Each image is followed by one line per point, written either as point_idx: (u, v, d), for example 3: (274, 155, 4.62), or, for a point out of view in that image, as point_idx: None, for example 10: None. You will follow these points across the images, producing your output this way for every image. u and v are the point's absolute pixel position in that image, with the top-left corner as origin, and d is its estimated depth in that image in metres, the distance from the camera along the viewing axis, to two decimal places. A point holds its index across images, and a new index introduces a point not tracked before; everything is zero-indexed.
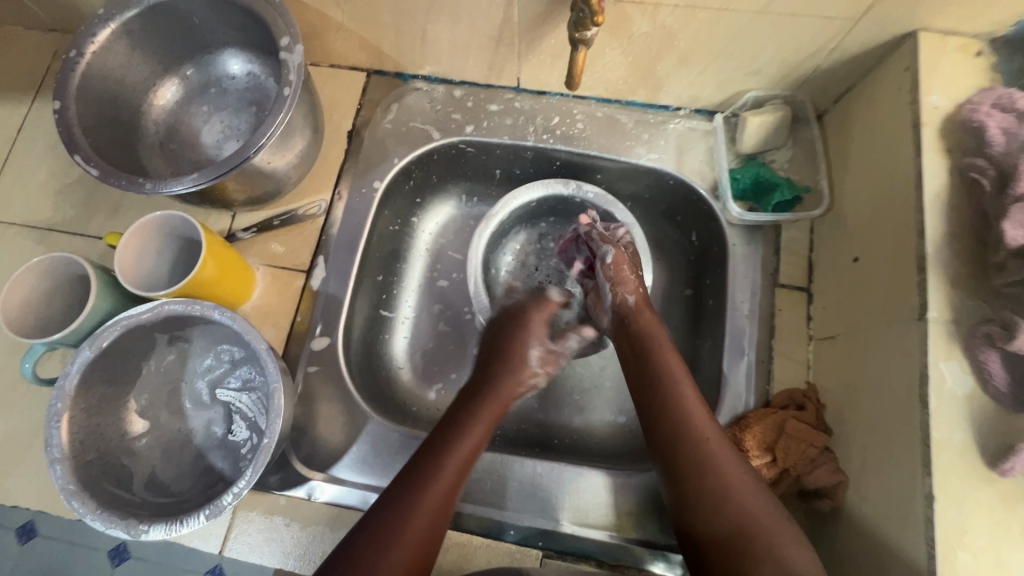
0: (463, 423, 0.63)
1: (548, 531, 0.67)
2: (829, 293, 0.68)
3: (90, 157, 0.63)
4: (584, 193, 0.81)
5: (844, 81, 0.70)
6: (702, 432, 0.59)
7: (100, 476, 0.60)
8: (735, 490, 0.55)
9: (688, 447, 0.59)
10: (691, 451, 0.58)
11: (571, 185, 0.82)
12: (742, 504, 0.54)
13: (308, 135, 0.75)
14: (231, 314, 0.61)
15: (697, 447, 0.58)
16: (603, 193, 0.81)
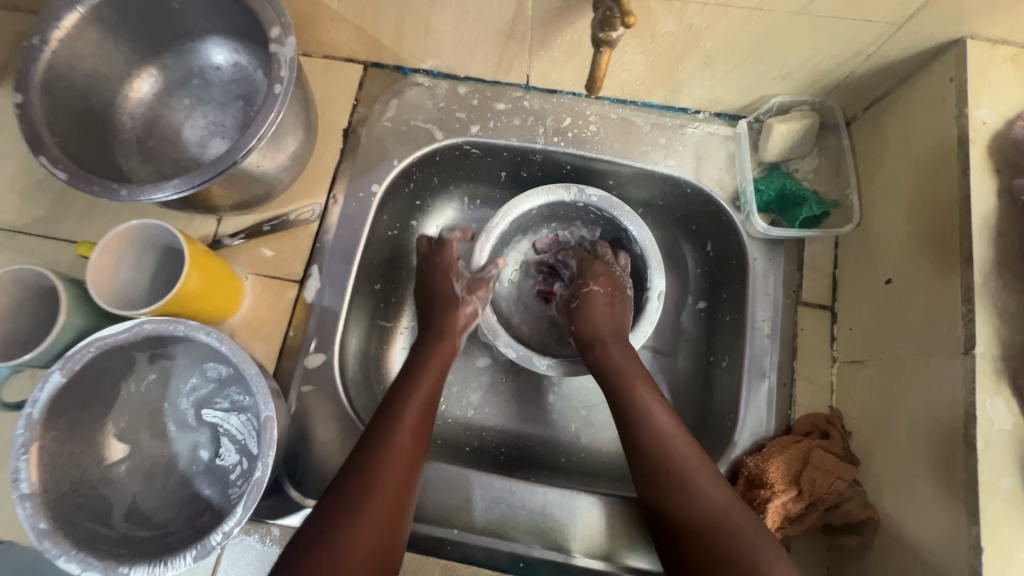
0: (404, 406, 0.61)
1: (560, 564, 0.62)
2: (855, 314, 0.65)
3: (58, 159, 0.56)
4: (586, 197, 0.76)
5: (877, 88, 0.66)
6: (663, 433, 0.60)
7: (75, 511, 0.55)
8: (702, 493, 0.55)
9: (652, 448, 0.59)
10: (655, 453, 0.59)
11: (574, 189, 0.77)
12: (712, 506, 0.54)
13: (301, 134, 0.69)
14: (219, 335, 0.55)
15: (659, 450, 0.59)
16: (606, 195, 0.76)
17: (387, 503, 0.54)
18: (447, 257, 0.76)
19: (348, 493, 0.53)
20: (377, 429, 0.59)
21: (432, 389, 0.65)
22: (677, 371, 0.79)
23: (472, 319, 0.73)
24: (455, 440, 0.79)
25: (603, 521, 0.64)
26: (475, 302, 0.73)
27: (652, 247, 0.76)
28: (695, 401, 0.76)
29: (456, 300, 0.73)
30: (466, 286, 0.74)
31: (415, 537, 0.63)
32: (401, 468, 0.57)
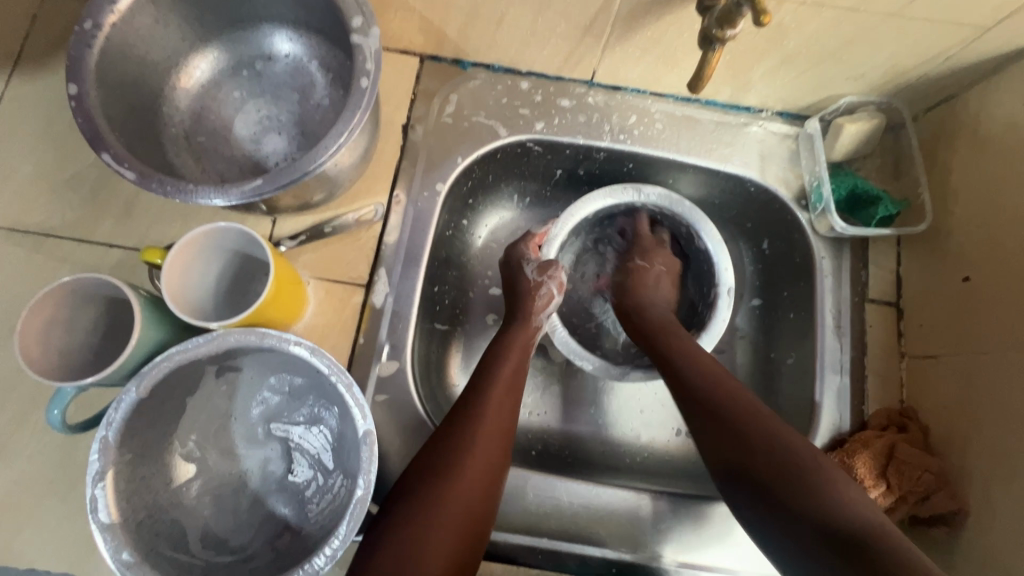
0: (481, 413, 0.58)
1: (651, 567, 0.63)
2: (925, 310, 0.67)
3: (123, 156, 0.51)
4: (646, 195, 0.74)
5: (946, 90, 0.67)
6: (711, 376, 0.59)
7: (154, 539, 0.51)
8: (758, 429, 0.53)
9: (705, 398, 0.57)
10: (708, 400, 0.57)
11: (631, 189, 0.75)
12: (766, 430, 0.53)
13: (369, 131, 0.66)
14: (313, 348, 0.53)
15: (709, 389, 0.58)
16: (665, 193, 0.74)
17: (458, 505, 0.52)
18: (517, 249, 0.74)
19: (418, 491, 0.52)
20: (453, 430, 0.57)
21: (511, 387, 0.62)
22: (737, 368, 0.80)
23: (550, 304, 0.70)
24: (520, 444, 0.77)
25: (688, 523, 0.64)
26: (549, 284, 0.71)
27: (715, 239, 0.73)
28: (758, 399, 0.77)
29: (529, 286, 0.71)
30: (535, 268, 0.72)
31: (506, 547, 0.62)
32: (476, 472, 0.55)
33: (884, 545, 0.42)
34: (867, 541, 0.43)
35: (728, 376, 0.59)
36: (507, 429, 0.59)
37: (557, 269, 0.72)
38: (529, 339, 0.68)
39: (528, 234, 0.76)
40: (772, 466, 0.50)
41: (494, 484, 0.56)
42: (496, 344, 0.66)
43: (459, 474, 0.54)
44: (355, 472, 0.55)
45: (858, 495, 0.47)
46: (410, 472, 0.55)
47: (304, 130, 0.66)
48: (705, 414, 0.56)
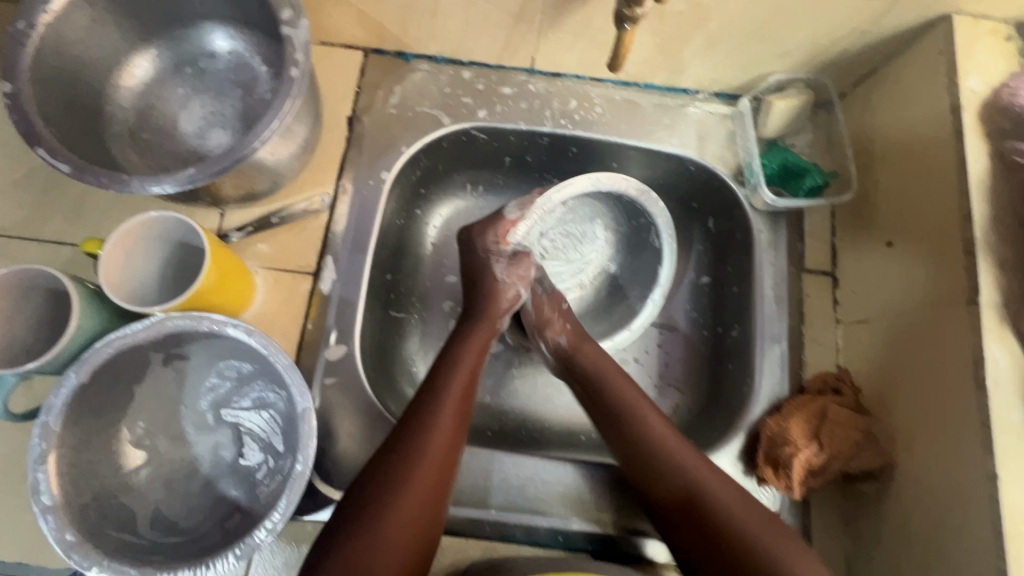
0: (436, 419, 0.57)
1: (597, 535, 0.64)
2: (858, 277, 0.69)
3: (57, 150, 0.53)
4: (625, 186, 0.73)
5: (867, 65, 0.70)
6: (660, 442, 0.60)
7: (101, 521, 0.52)
8: (718, 513, 0.55)
9: (644, 458, 0.60)
10: (648, 458, 0.59)
11: (612, 178, 0.72)
12: (730, 518, 0.54)
13: (310, 123, 0.67)
14: (249, 329, 0.54)
15: (661, 461, 0.59)
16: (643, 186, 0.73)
17: (409, 515, 0.52)
18: (485, 236, 0.71)
19: (369, 497, 0.52)
20: (408, 431, 0.56)
21: (469, 386, 0.62)
22: (686, 344, 0.81)
23: (515, 304, 0.70)
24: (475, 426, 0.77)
25: (632, 489, 0.66)
26: (516, 285, 0.70)
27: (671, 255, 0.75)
28: (707, 372, 0.79)
29: (498, 287, 0.69)
30: (506, 268, 0.70)
31: (455, 521, 0.63)
32: (428, 481, 0.54)
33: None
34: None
35: (656, 418, 0.62)
36: (459, 439, 0.58)
37: (525, 265, 0.71)
38: (489, 340, 0.67)
39: (498, 219, 0.71)
40: (718, 533, 0.54)
41: (446, 491, 0.55)
42: (456, 341, 0.65)
43: (412, 482, 0.53)
44: (296, 450, 0.56)
45: (804, 564, 0.51)
46: (363, 475, 0.54)
47: (248, 125, 0.68)
48: (649, 476, 0.59)
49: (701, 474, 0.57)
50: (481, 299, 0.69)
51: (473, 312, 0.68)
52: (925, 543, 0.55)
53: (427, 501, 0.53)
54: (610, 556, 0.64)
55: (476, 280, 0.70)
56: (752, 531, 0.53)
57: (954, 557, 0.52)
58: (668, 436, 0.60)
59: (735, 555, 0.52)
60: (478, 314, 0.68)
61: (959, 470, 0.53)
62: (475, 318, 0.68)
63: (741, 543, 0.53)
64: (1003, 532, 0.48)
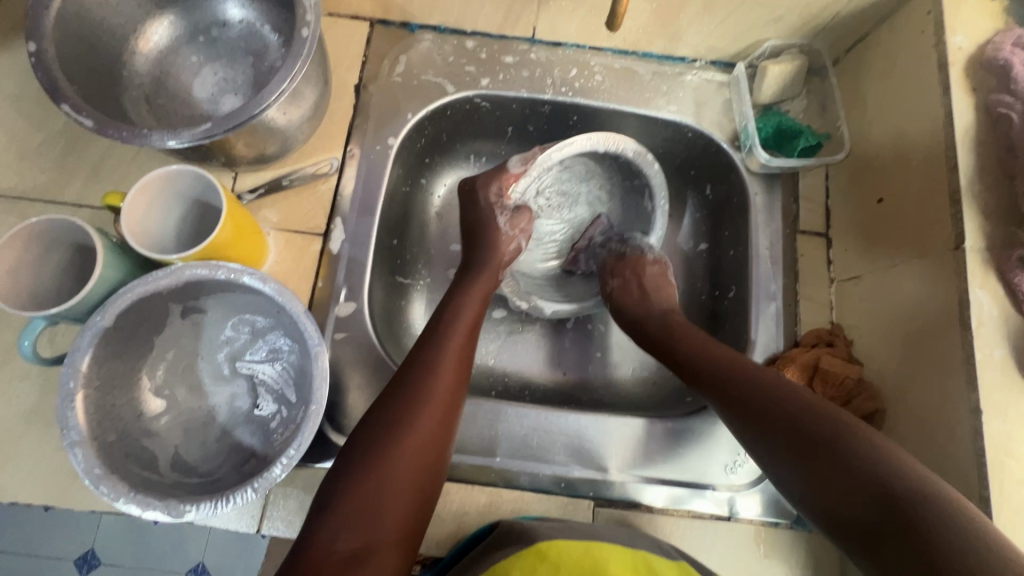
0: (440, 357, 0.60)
1: (598, 481, 0.67)
2: (849, 235, 0.72)
3: (80, 106, 0.55)
4: (623, 149, 0.74)
5: (859, 29, 0.72)
6: (711, 357, 0.60)
7: (125, 459, 0.55)
8: (776, 398, 0.52)
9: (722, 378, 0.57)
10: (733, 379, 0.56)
11: (608, 141, 0.74)
12: (791, 408, 0.50)
13: (320, 88, 0.70)
14: (264, 277, 0.57)
15: (719, 372, 0.58)
16: (642, 149, 0.75)
17: (414, 452, 0.54)
18: (488, 188, 0.74)
19: (376, 435, 0.54)
20: (409, 375, 0.59)
21: (468, 336, 0.64)
22: (685, 306, 0.84)
23: (514, 256, 0.74)
24: (480, 385, 0.79)
25: (632, 440, 0.68)
26: (518, 237, 0.74)
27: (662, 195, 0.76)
28: (705, 333, 0.81)
29: (500, 236, 0.73)
30: (507, 220, 0.74)
31: (461, 469, 0.66)
32: (432, 420, 0.56)
33: (927, 502, 0.40)
34: (900, 512, 0.40)
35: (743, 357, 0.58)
36: (463, 375, 0.61)
37: (525, 219, 0.75)
38: (489, 290, 0.70)
39: (501, 171, 0.74)
40: (794, 440, 0.48)
41: (449, 430, 0.57)
42: (454, 295, 0.68)
43: (416, 421, 0.55)
44: (309, 395, 0.59)
45: (887, 451, 0.44)
46: (370, 417, 0.56)
47: (259, 90, 0.70)
48: (728, 402, 0.55)
49: (788, 394, 0.51)
50: (482, 251, 0.72)
51: (473, 266, 0.71)
52: None
53: (432, 438, 0.55)
54: (611, 502, 0.66)
55: (478, 231, 0.73)
56: (825, 428, 0.47)
57: None
58: (712, 350, 0.60)
59: (814, 457, 0.46)
60: (478, 268, 0.71)
61: (943, 408, 0.55)
62: (474, 272, 0.70)
63: (818, 449, 0.46)
64: (986, 461, 0.50)
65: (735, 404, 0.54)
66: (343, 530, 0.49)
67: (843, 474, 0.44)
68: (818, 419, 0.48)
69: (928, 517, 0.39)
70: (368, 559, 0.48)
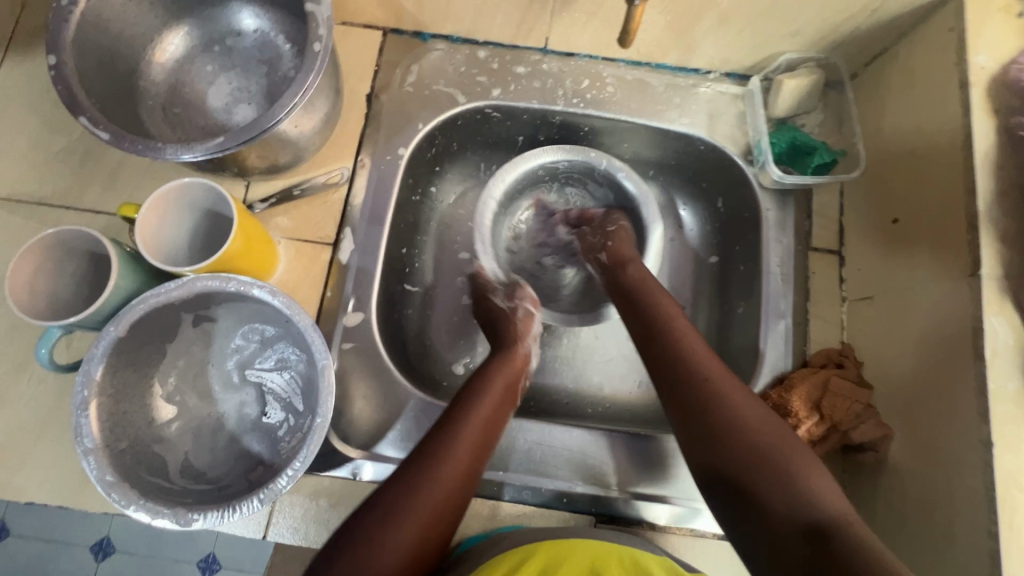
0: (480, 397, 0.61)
1: (600, 498, 0.67)
2: (863, 255, 0.70)
3: (98, 119, 0.56)
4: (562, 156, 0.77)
5: (878, 43, 0.71)
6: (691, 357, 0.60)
7: (136, 466, 0.56)
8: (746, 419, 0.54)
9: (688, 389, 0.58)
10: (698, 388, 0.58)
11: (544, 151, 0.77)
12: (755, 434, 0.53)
13: (332, 98, 0.70)
14: (273, 290, 0.58)
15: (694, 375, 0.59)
16: (582, 149, 0.77)
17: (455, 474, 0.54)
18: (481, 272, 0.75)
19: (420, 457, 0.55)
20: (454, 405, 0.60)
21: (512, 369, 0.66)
22: (693, 320, 0.83)
23: (530, 324, 0.72)
24: None
25: (633, 456, 0.68)
26: (523, 305, 0.73)
27: (633, 179, 0.77)
28: (713, 348, 0.80)
29: (501, 312, 0.72)
30: (504, 295, 0.74)
31: None
32: (471, 446, 0.57)
33: (849, 533, 0.45)
34: (825, 534, 0.45)
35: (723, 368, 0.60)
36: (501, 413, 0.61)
37: (523, 292, 0.74)
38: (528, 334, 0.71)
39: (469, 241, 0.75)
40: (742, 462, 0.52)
41: (486, 456, 0.58)
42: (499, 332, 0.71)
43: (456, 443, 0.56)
44: (316, 406, 0.59)
45: (822, 488, 0.49)
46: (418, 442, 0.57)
47: (272, 100, 0.71)
48: (688, 411, 0.57)
49: (747, 414, 0.55)
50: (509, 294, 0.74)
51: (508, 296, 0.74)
52: (920, 508, 0.56)
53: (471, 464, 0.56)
54: (612, 518, 0.66)
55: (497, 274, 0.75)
56: (773, 456, 0.52)
57: (946, 521, 0.53)
58: (701, 350, 0.61)
59: (761, 481, 0.51)
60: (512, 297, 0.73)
61: (954, 437, 0.54)
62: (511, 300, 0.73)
63: (771, 473, 0.51)
64: (996, 495, 0.49)
65: (694, 418, 0.57)
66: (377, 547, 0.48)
67: (774, 501, 0.49)
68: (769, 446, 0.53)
69: (850, 545, 0.44)
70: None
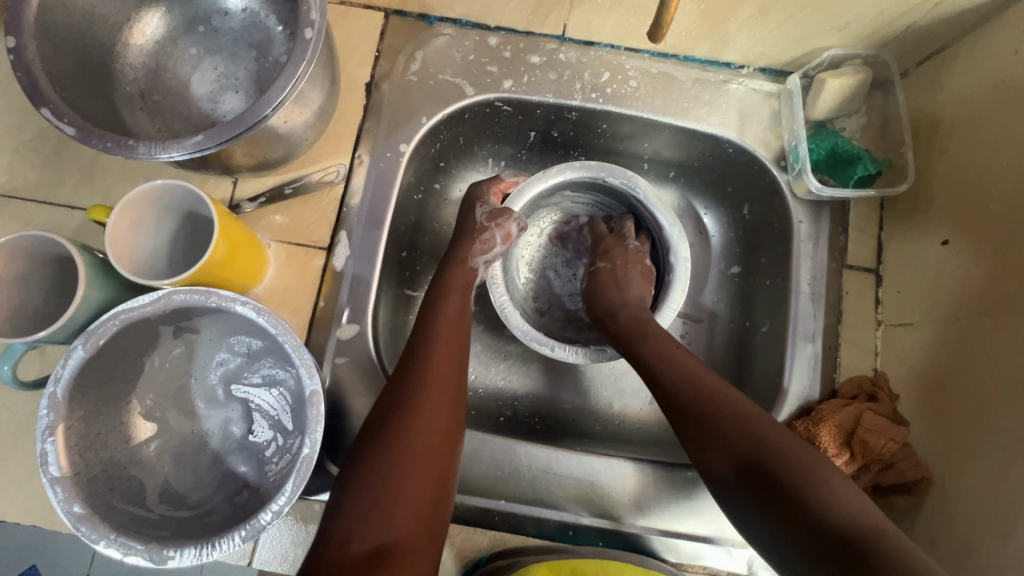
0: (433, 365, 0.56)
1: (609, 531, 0.63)
2: (905, 277, 0.65)
3: (62, 111, 0.50)
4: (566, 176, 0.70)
5: (935, 40, 0.64)
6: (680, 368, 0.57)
7: (109, 493, 0.52)
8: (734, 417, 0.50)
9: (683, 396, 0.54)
10: (688, 400, 0.53)
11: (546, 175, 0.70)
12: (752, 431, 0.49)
13: (327, 89, 0.64)
14: (258, 307, 0.52)
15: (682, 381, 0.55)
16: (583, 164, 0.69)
17: (421, 445, 0.51)
18: (479, 189, 0.71)
19: (375, 437, 0.51)
20: (402, 374, 0.55)
21: (459, 321, 0.61)
22: (711, 336, 0.77)
23: (487, 248, 0.66)
24: (488, 410, 0.74)
25: (646, 487, 0.64)
26: (494, 231, 0.67)
27: (659, 201, 0.69)
28: (732, 368, 0.75)
29: (474, 227, 0.67)
30: (486, 212, 0.68)
31: (464, 510, 0.62)
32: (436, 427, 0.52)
33: (884, 542, 0.39)
34: (861, 542, 0.40)
35: (707, 372, 0.56)
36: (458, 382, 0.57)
37: (507, 220, 0.67)
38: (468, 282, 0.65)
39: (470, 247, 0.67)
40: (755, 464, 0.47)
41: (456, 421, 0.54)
42: (437, 286, 0.64)
43: (415, 417, 0.52)
44: (304, 432, 0.55)
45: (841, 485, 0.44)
46: (367, 421, 0.53)
47: (262, 89, 0.64)
48: (693, 422, 0.52)
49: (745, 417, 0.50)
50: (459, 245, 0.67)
51: (455, 256, 0.66)
52: (960, 561, 0.52)
53: (435, 430, 0.52)
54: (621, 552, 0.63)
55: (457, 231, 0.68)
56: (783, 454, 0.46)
57: None
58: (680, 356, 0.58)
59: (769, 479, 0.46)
60: (457, 258, 0.66)
61: (1007, 489, 0.50)
62: (454, 261, 0.66)
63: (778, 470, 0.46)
64: None
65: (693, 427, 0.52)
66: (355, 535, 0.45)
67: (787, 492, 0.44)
68: (775, 443, 0.47)
69: (889, 551, 0.38)
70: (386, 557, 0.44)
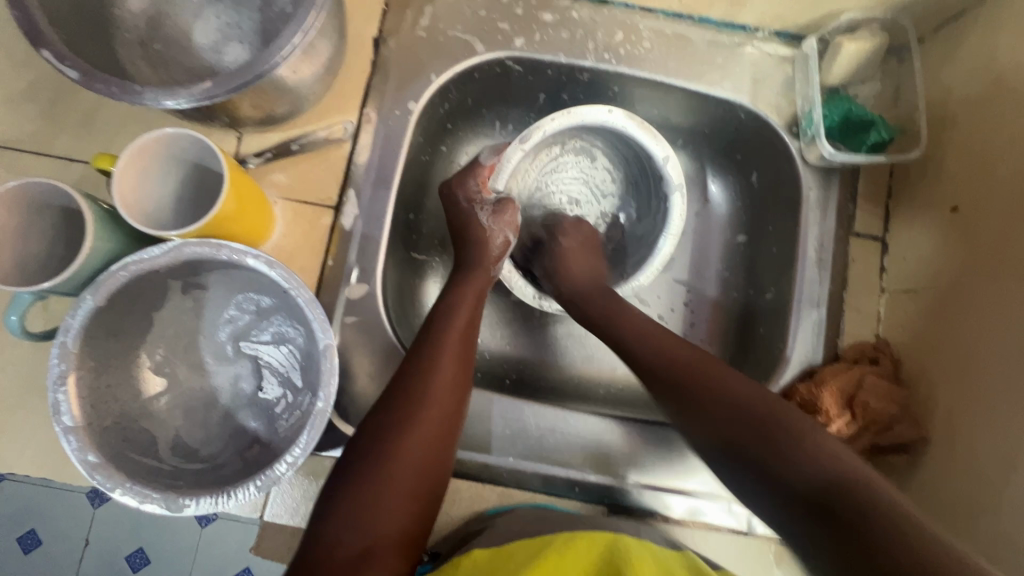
0: (438, 359, 0.55)
1: (613, 489, 0.64)
2: (911, 244, 0.66)
3: (64, 54, 0.48)
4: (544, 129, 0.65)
5: (954, 4, 0.64)
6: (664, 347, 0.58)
7: (122, 444, 0.52)
8: (721, 397, 0.52)
9: (670, 376, 0.56)
10: (673, 374, 0.56)
11: (524, 135, 0.65)
12: (740, 413, 0.50)
13: (336, 40, 0.62)
14: (270, 260, 0.52)
15: (668, 367, 0.56)
16: (558, 116, 0.65)
17: (415, 457, 0.51)
18: (465, 187, 0.68)
19: (372, 445, 0.50)
20: (405, 380, 0.54)
21: (468, 331, 0.59)
22: (716, 301, 0.78)
23: (506, 249, 0.67)
24: (493, 373, 0.75)
25: (651, 443, 0.66)
26: (504, 231, 0.67)
27: (642, 128, 0.67)
28: (736, 334, 0.76)
29: (483, 234, 0.66)
30: (490, 215, 0.67)
31: (473, 467, 0.63)
32: (438, 424, 0.53)
33: (857, 484, 0.42)
34: (843, 486, 0.42)
35: (683, 344, 0.58)
36: (463, 380, 0.56)
37: (511, 211, 0.68)
38: (486, 287, 0.64)
39: (484, 246, 0.66)
40: (748, 436, 0.49)
41: (448, 439, 0.54)
42: (451, 291, 0.63)
43: (410, 433, 0.51)
44: (317, 387, 0.55)
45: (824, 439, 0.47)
46: (363, 425, 0.52)
47: (266, 40, 0.62)
48: (676, 398, 0.55)
49: (734, 391, 0.52)
50: (471, 250, 0.66)
51: (466, 262, 0.65)
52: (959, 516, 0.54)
53: (429, 446, 0.52)
54: (626, 509, 0.64)
55: (461, 232, 0.67)
56: (774, 423, 0.48)
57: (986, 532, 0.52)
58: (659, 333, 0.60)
59: (764, 452, 0.47)
60: (472, 265, 0.65)
61: (1003, 443, 0.52)
62: (468, 269, 0.65)
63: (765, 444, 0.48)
64: None
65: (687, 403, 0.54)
66: (339, 542, 0.46)
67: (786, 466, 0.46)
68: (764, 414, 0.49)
69: (866, 499, 0.41)
70: (370, 563, 0.46)
